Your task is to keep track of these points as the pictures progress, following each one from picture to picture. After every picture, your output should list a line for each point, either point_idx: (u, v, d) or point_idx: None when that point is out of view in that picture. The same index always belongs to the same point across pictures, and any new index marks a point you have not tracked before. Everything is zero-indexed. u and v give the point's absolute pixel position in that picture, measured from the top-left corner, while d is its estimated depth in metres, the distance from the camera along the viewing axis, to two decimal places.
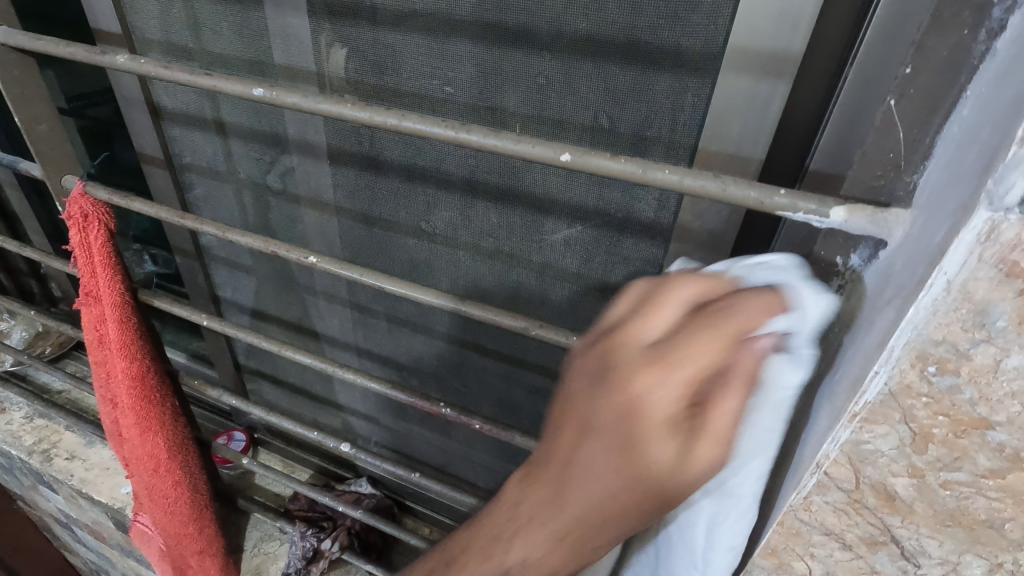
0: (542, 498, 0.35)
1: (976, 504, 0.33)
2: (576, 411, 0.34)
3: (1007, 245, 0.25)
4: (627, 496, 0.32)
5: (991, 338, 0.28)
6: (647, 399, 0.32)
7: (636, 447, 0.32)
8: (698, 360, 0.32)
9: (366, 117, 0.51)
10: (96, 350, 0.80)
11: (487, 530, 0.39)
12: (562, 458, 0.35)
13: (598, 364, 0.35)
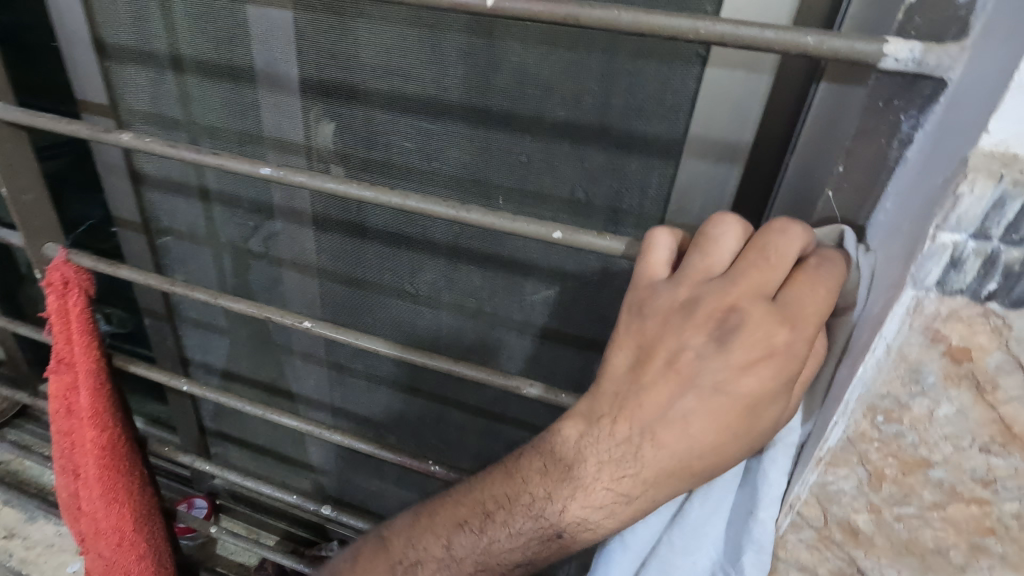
0: (609, 456, 0.39)
1: (925, 534, 0.38)
2: (674, 382, 0.36)
3: (930, 316, 0.31)
4: (699, 463, 0.37)
5: (925, 391, 0.34)
6: (748, 377, 0.35)
7: (725, 421, 0.36)
8: (798, 341, 0.34)
9: (370, 195, 0.57)
10: (62, 419, 0.78)
11: (513, 490, 0.45)
12: (650, 422, 0.37)
13: (700, 334, 0.35)
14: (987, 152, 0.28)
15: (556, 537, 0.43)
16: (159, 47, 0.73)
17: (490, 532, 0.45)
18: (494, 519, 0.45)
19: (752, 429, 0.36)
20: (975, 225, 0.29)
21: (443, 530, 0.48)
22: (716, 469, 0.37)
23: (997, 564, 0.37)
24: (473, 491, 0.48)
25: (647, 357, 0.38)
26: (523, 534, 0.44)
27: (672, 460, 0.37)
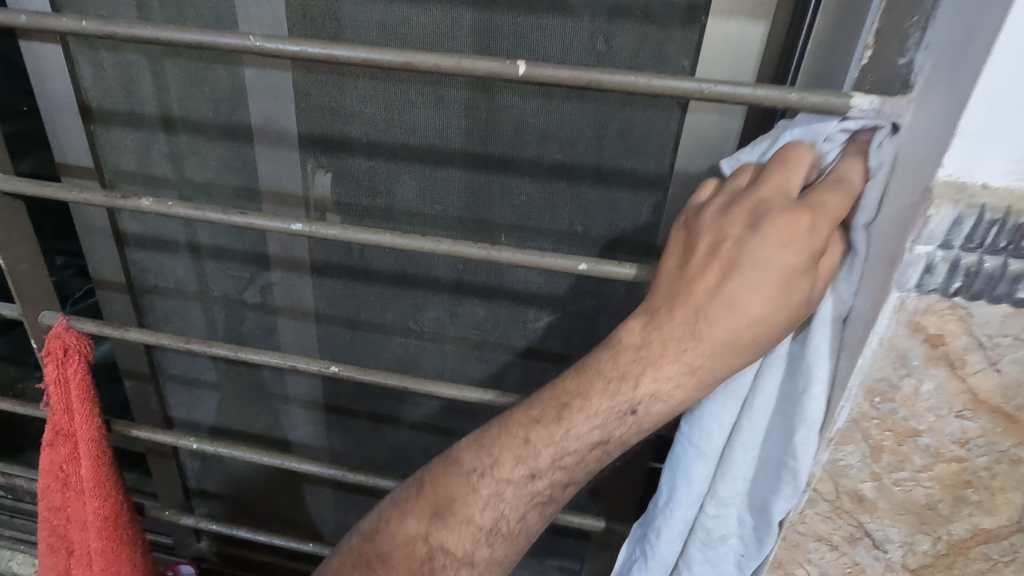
0: (662, 339, 0.43)
1: (918, 492, 0.46)
2: (718, 265, 0.42)
3: (913, 311, 0.39)
4: (754, 331, 0.41)
5: (911, 372, 0.41)
6: (783, 254, 0.40)
7: (773, 292, 0.40)
8: (822, 224, 0.40)
9: (403, 242, 0.60)
10: (56, 492, 0.75)
11: (515, 436, 0.47)
12: (694, 303, 0.42)
13: (739, 226, 0.42)
14: (943, 181, 0.36)
15: (629, 415, 0.43)
16: (149, 109, 0.74)
17: (526, 459, 0.46)
18: (533, 443, 0.46)
19: (793, 290, 0.40)
20: (941, 239, 0.37)
21: (460, 479, 0.48)
22: (768, 335, 0.41)
23: (976, 510, 0.46)
24: (485, 437, 0.49)
25: (692, 249, 0.44)
26: (580, 441, 0.44)
27: (723, 332, 0.41)
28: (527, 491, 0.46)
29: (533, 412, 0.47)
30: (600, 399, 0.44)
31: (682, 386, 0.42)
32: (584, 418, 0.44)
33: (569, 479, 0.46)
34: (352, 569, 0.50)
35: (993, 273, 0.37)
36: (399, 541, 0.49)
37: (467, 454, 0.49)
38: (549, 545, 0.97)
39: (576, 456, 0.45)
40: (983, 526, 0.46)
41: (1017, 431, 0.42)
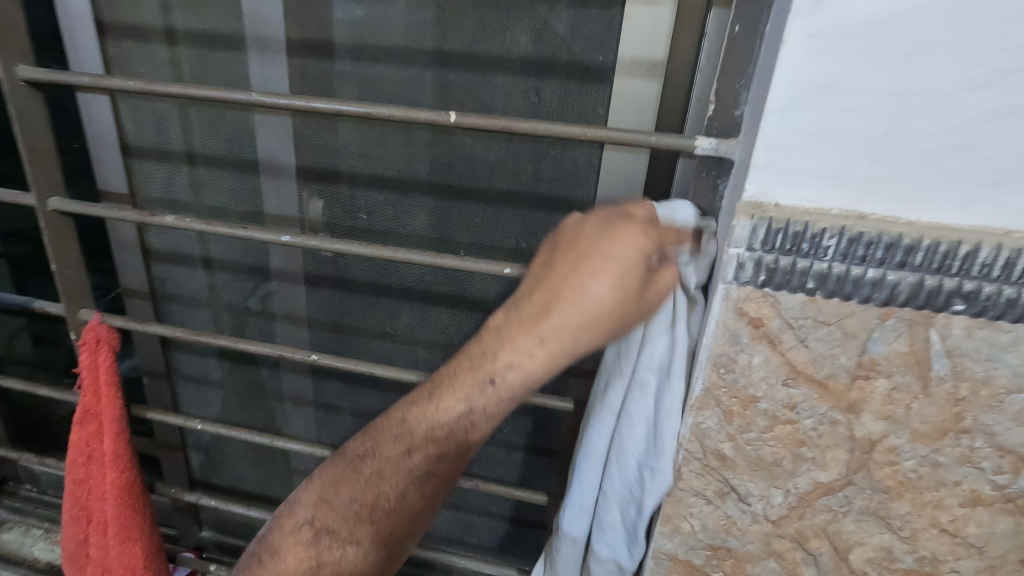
0: (530, 321, 0.52)
1: (765, 450, 0.57)
2: (573, 258, 0.51)
3: (736, 299, 0.52)
4: (593, 311, 0.50)
5: (743, 348, 0.53)
6: (619, 247, 0.50)
7: (611, 280, 0.49)
8: (647, 239, 0.51)
9: (371, 252, 0.74)
10: (80, 466, 0.88)
11: (395, 421, 0.61)
12: (551, 287, 0.51)
13: (584, 233, 0.52)
14: (748, 200, 0.49)
15: (488, 384, 0.54)
16: (175, 147, 0.91)
17: (404, 436, 0.59)
18: (408, 423, 0.59)
19: (619, 280, 0.50)
20: (746, 244, 0.49)
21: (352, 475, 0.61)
22: (603, 318, 0.50)
23: (812, 466, 0.57)
24: (371, 430, 0.63)
25: (556, 246, 0.53)
26: (451, 413, 0.56)
27: (572, 308, 0.50)
28: (403, 467, 0.59)
29: (408, 405, 0.60)
30: (467, 376, 0.56)
31: (538, 357, 0.52)
32: (455, 402, 0.56)
33: (440, 451, 0.58)
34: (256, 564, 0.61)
35: (787, 269, 0.49)
36: (289, 531, 0.61)
37: (354, 447, 0.63)
38: (512, 534, 1.08)
39: (445, 430, 0.57)
40: (820, 480, 0.57)
41: (831, 396, 0.53)
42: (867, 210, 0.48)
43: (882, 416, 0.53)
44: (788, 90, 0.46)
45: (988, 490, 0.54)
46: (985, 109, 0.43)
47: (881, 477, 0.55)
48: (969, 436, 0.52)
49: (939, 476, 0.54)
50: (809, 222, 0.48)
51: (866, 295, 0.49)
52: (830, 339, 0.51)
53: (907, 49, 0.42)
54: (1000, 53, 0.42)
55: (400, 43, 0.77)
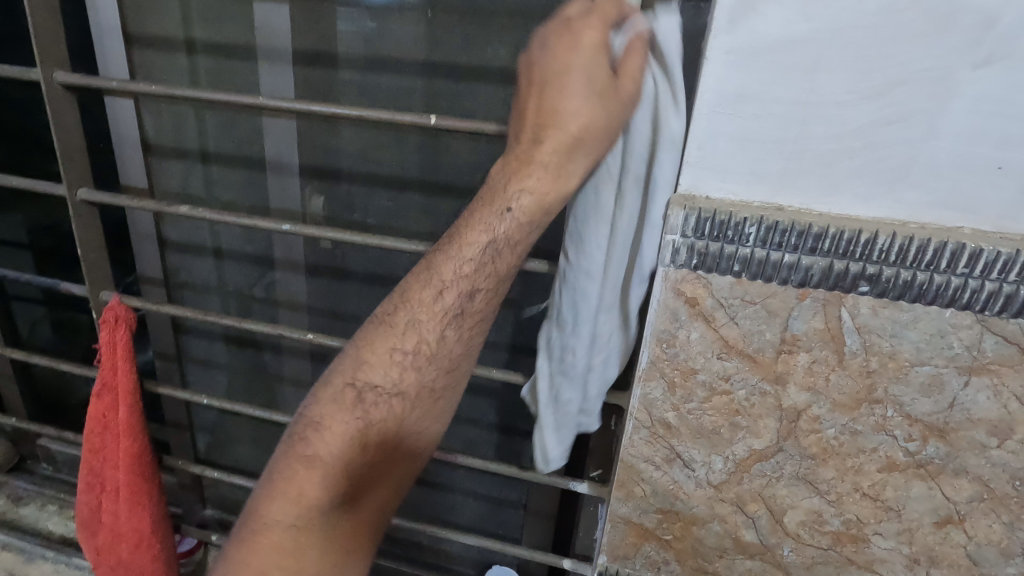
0: (518, 154, 0.54)
1: (705, 419, 0.64)
2: (535, 91, 0.53)
3: (675, 281, 0.59)
4: (581, 121, 0.52)
5: (682, 325, 0.60)
6: (573, 63, 0.51)
7: (580, 92, 0.51)
8: (594, 29, 0.51)
9: (364, 240, 0.82)
10: (96, 435, 0.96)
11: (391, 327, 0.60)
12: (529, 120, 0.53)
13: (537, 56, 0.53)
14: (683, 192, 0.57)
15: (506, 214, 0.55)
16: (192, 146, 1.00)
17: (414, 315, 0.59)
18: (436, 268, 0.58)
19: (590, 90, 0.51)
20: (680, 230, 0.56)
21: (346, 410, 0.61)
22: (593, 126, 0.52)
23: (747, 433, 0.63)
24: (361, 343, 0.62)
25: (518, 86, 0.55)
26: (475, 247, 0.56)
27: (559, 127, 0.52)
28: (438, 309, 0.59)
29: (407, 282, 0.60)
30: (482, 210, 0.56)
31: (546, 178, 0.54)
32: (451, 257, 0.57)
33: (475, 288, 0.58)
34: (247, 536, 0.61)
35: (717, 254, 0.56)
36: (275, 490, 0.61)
37: (339, 379, 0.62)
38: (495, 514, 1.15)
39: (474, 263, 0.57)
40: (754, 447, 0.64)
41: (760, 369, 0.60)
42: (784, 202, 0.55)
43: (805, 387, 0.60)
44: (712, 97, 0.53)
45: (901, 456, 0.60)
46: (877, 115, 0.51)
47: (808, 444, 0.62)
48: (881, 405, 0.58)
49: (858, 444, 0.60)
50: (733, 212, 0.55)
51: (784, 278, 0.56)
52: (756, 316, 0.58)
53: (810, 60, 0.50)
54: (886, 68, 0.49)
55: (394, 54, 0.85)
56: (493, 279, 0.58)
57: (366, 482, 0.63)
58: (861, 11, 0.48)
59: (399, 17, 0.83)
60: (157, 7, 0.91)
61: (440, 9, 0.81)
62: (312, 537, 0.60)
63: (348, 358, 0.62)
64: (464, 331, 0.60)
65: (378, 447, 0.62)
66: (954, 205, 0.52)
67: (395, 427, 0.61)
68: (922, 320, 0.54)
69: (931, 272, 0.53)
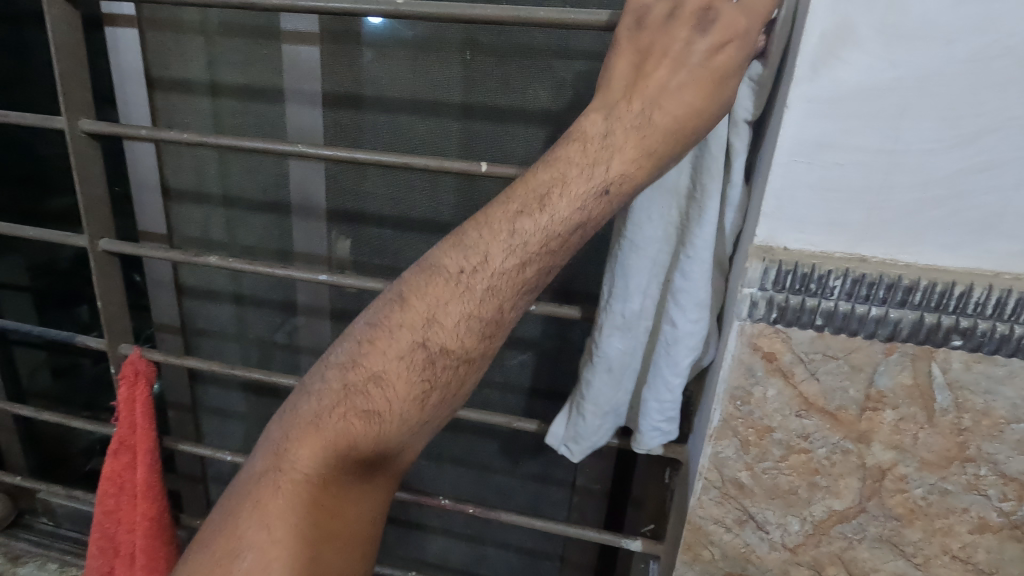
0: (624, 127, 0.47)
1: (782, 479, 0.60)
2: (667, 65, 0.47)
3: (751, 335, 0.56)
4: (688, 118, 0.47)
5: (757, 381, 0.57)
6: (721, 52, 0.46)
7: (705, 87, 0.46)
8: (756, 21, 0.46)
9: None
10: (110, 498, 0.90)
11: (444, 296, 0.49)
12: (642, 94, 0.47)
13: (687, 26, 0.46)
14: (758, 243, 0.54)
15: (602, 196, 0.47)
16: (213, 191, 0.96)
17: (488, 274, 0.48)
18: (520, 231, 0.48)
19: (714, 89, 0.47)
20: (757, 283, 0.54)
21: (412, 367, 0.49)
22: (690, 133, 0.47)
23: (827, 494, 0.59)
24: (421, 292, 0.50)
25: (647, 57, 0.47)
26: (565, 223, 0.48)
27: (671, 114, 0.47)
28: (518, 282, 0.49)
29: (494, 212, 0.50)
30: (576, 184, 0.47)
31: (642, 163, 0.47)
32: (537, 214, 0.48)
33: (553, 264, 0.49)
34: (267, 482, 0.50)
35: (797, 307, 0.54)
36: (313, 434, 0.49)
37: (403, 327, 0.49)
38: (529, 566, 1.09)
39: (559, 240, 0.48)
40: (835, 508, 0.60)
41: (842, 426, 0.57)
42: (867, 253, 0.52)
43: (891, 445, 0.56)
44: (791, 145, 0.50)
45: (995, 517, 0.56)
46: (967, 164, 0.48)
47: (893, 504, 0.58)
48: (973, 464, 0.55)
49: (948, 504, 0.57)
50: (815, 264, 0.52)
51: (870, 331, 0.53)
52: (839, 372, 0.55)
53: (896, 109, 0.48)
54: (976, 117, 0.47)
55: (429, 97, 0.83)
56: (565, 252, 0.49)
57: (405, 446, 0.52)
58: (953, 58, 0.46)
59: (434, 59, 0.81)
60: (180, 50, 0.88)
61: (479, 51, 0.79)
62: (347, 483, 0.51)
63: (417, 307, 0.49)
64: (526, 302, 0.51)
65: (439, 404, 0.51)
66: None
67: (457, 395, 0.51)
68: (1019, 375, 0.52)
69: None
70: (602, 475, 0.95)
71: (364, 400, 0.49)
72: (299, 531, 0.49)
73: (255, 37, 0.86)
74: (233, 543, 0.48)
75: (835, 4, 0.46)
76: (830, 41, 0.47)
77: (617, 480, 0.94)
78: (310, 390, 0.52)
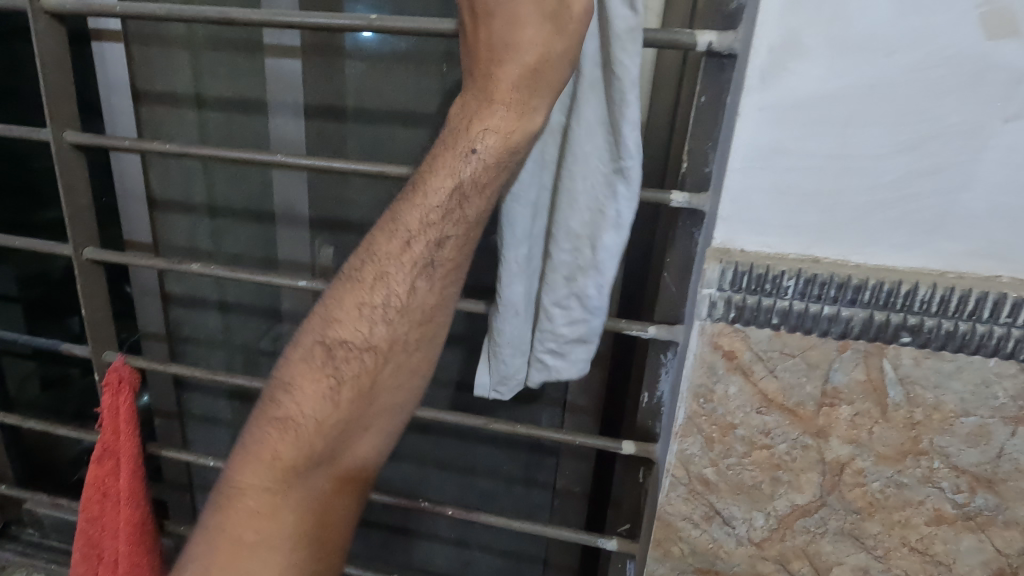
0: (474, 94, 0.49)
1: (745, 474, 0.62)
2: (486, 20, 0.47)
3: (712, 334, 0.58)
4: (532, 63, 0.47)
5: (719, 379, 0.59)
6: None
7: (532, 25, 0.46)
8: None
9: None
10: (94, 504, 0.90)
11: (340, 300, 0.55)
12: (483, 62, 0.48)
13: None
14: (717, 246, 0.56)
15: (471, 155, 0.50)
16: (199, 200, 0.98)
17: (372, 274, 0.53)
18: (402, 219, 0.53)
19: (552, 33, 0.46)
20: (716, 284, 0.56)
21: (317, 367, 0.54)
22: (544, 73, 0.47)
23: (789, 489, 0.61)
24: (321, 302, 0.56)
25: (471, 18, 0.48)
26: (439, 197, 0.51)
27: (516, 64, 0.47)
28: (407, 259, 0.53)
29: (384, 217, 0.55)
30: (449, 158, 0.50)
31: (507, 115, 0.48)
32: (416, 199, 0.52)
33: (443, 235, 0.52)
34: (220, 494, 0.55)
35: (755, 307, 0.56)
36: (251, 446, 0.55)
37: (307, 334, 0.55)
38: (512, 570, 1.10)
39: (440, 211, 0.51)
40: (797, 502, 0.62)
41: (801, 422, 0.59)
42: (820, 254, 0.55)
43: (848, 440, 0.58)
44: (746, 152, 0.53)
45: (950, 509, 0.58)
46: (911, 168, 0.51)
47: (852, 498, 0.60)
48: (927, 457, 0.57)
49: (905, 496, 0.59)
50: (770, 265, 0.54)
51: (824, 329, 0.55)
52: (796, 369, 0.57)
53: (842, 117, 0.50)
54: (919, 124, 0.49)
55: (408, 107, 0.86)
56: (467, 221, 0.52)
57: (335, 448, 0.55)
58: (895, 69, 0.48)
59: (412, 71, 0.84)
60: (167, 64, 0.90)
61: (456, 63, 0.82)
62: (290, 491, 0.54)
63: (316, 313, 0.56)
64: (437, 283, 0.54)
65: (353, 399, 0.54)
66: (995, 254, 0.52)
67: (371, 386, 0.55)
68: (966, 370, 0.54)
69: (974, 321, 0.52)
70: (581, 477, 0.96)
71: (285, 405, 0.54)
72: (246, 533, 0.53)
73: (240, 51, 0.89)
74: (201, 546, 0.54)
75: (782, 18, 0.49)
76: (779, 54, 0.50)
77: (596, 482, 0.95)
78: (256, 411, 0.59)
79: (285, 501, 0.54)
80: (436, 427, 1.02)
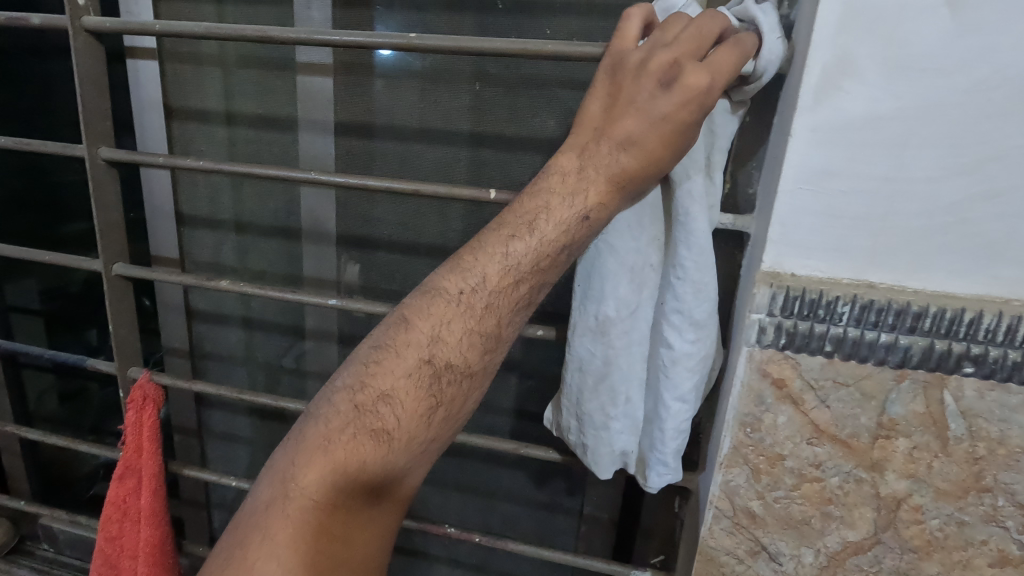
0: (584, 167, 0.50)
1: (794, 508, 0.59)
2: (629, 113, 0.49)
3: (761, 361, 0.56)
4: (643, 167, 0.50)
5: (767, 408, 0.57)
6: (678, 111, 0.48)
7: (663, 138, 0.48)
8: (717, 78, 0.47)
9: None
10: (113, 524, 0.89)
11: (437, 316, 0.50)
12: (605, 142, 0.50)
13: (648, 80, 0.48)
14: (766, 270, 0.54)
15: (581, 223, 0.50)
16: (225, 217, 0.98)
17: (483, 291, 0.50)
18: (514, 253, 0.50)
19: (672, 138, 0.49)
20: (767, 309, 0.54)
21: (418, 384, 0.49)
22: (645, 180, 0.50)
23: (840, 524, 0.58)
24: (416, 315, 0.50)
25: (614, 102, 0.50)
26: (554, 246, 0.50)
27: (632, 162, 0.49)
28: (512, 300, 0.50)
29: (487, 238, 0.51)
30: (547, 221, 0.50)
31: (605, 203, 0.51)
32: (527, 237, 0.50)
33: (543, 282, 0.51)
34: (274, 511, 0.46)
35: (806, 333, 0.54)
36: (324, 462, 0.47)
37: (408, 345, 0.49)
38: None
39: (547, 262, 0.50)
40: (849, 539, 0.58)
41: (854, 455, 0.56)
42: (876, 279, 0.52)
43: (905, 475, 0.55)
44: (798, 174, 0.51)
45: (1015, 550, 0.55)
46: (972, 191, 0.48)
47: (909, 536, 0.57)
48: (990, 494, 0.54)
49: (965, 535, 0.56)
50: (824, 290, 0.52)
51: (881, 358, 0.53)
52: (850, 399, 0.55)
53: (899, 138, 0.48)
54: (980, 145, 0.47)
55: (438, 125, 0.85)
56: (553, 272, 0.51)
57: (409, 471, 0.50)
58: (953, 88, 0.47)
59: (442, 89, 0.83)
60: (198, 83, 0.91)
61: (488, 82, 0.81)
62: (354, 513, 0.48)
63: (421, 324, 0.50)
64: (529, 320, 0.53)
65: (444, 421, 0.50)
66: None
67: (459, 411, 0.51)
68: None
69: None
70: (610, 504, 0.93)
71: (377, 420, 0.48)
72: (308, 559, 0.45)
73: (270, 69, 0.88)
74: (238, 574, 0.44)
75: (836, 39, 0.47)
76: (833, 73, 0.48)
77: (626, 510, 0.92)
78: (311, 413, 0.50)
79: (350, 518, 0.48)
80: (460, 449, 1.00)
